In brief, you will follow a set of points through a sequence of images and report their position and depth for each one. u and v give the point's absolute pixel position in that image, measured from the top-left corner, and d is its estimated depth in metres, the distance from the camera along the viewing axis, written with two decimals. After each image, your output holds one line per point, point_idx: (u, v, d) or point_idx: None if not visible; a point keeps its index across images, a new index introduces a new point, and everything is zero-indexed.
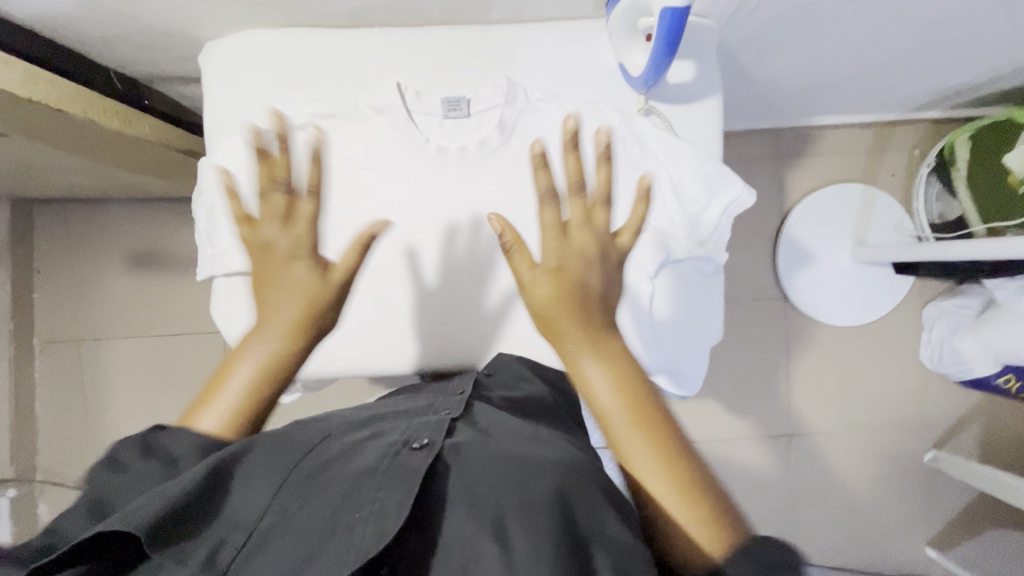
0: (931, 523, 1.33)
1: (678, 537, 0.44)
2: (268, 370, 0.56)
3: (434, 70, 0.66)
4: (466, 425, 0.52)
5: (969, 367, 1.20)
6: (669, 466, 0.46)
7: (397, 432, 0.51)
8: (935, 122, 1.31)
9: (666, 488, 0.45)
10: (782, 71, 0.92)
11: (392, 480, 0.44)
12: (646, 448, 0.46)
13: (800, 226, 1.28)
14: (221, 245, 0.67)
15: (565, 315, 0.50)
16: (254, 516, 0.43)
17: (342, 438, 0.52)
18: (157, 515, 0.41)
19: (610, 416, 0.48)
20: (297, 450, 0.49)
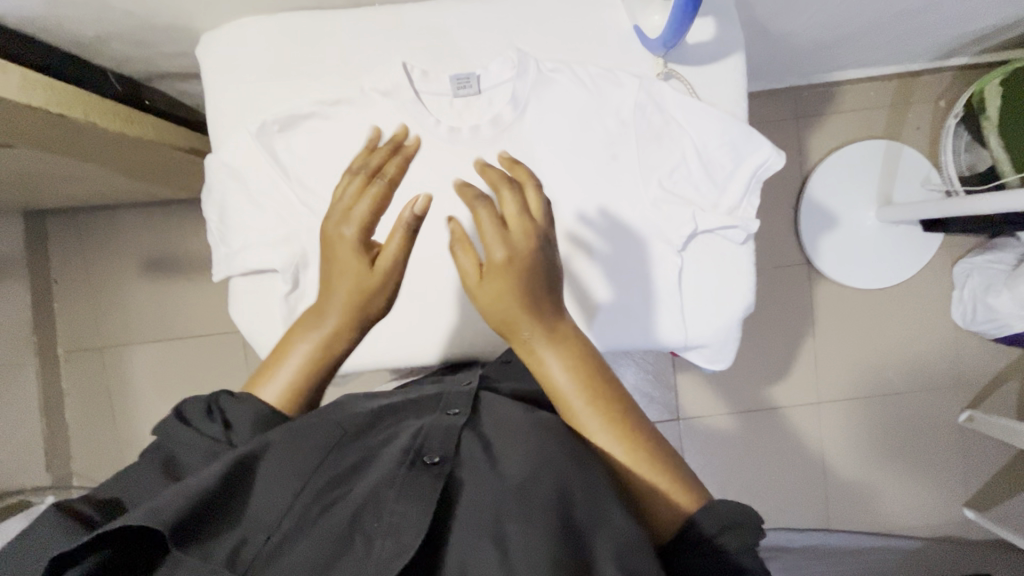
0: (966, 482, 1.31)
1: (658, 507, 0.46)
2: (314, 354, 0.53)
3: (437, 45, 0.61)
4: (476, 428, 0.50)
5: (1005, 325, 1.17)
6: (629, 443, 0.47)
7: (409, 434, 0.50)
8: (961, 69, 1.24)
9: (620, 465, 0.47)
10: (802, 23, 0.86)
11: (403, 491, 0.43)
12: (606, 428, 0.48)
13: (821, 189, 1.24)
14: (235, 244, 0.63)
15: (512, 310, 0.47)
16: (275, 518, 0.43)
17: (355, 442, 0.50)
18: (180, 513, 0.40)
19: (566, 397, 0.49)
20: (310, 457, 0.47)
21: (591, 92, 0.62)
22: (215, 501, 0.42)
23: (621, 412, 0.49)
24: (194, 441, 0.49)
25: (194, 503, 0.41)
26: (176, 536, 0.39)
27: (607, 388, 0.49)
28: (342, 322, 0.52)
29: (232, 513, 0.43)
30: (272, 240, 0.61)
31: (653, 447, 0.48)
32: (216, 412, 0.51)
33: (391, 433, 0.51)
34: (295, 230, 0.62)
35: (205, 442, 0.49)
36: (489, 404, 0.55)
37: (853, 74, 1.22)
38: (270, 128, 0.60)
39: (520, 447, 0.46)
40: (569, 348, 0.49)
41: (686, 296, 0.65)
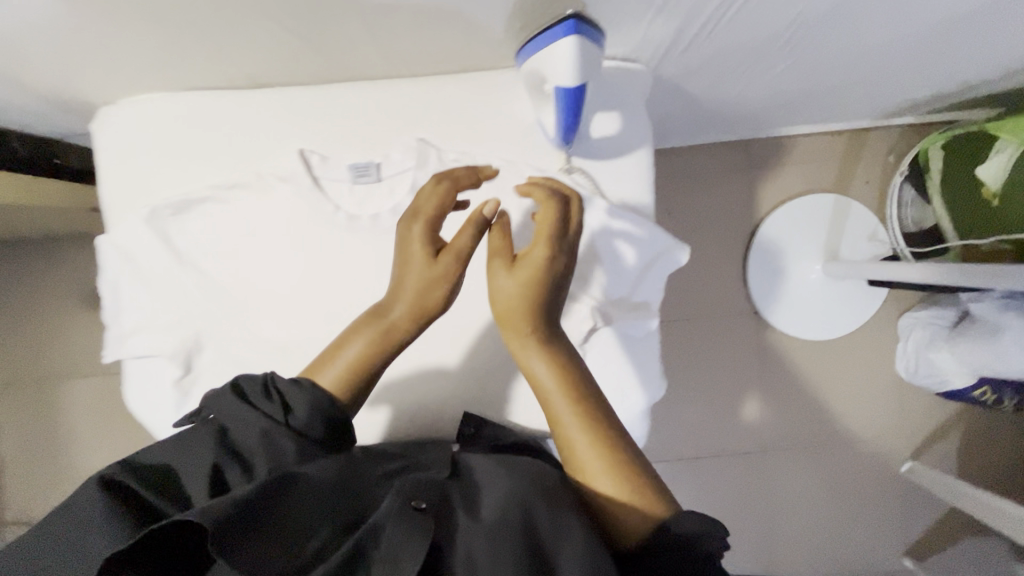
0: (907, 532, 1.31)
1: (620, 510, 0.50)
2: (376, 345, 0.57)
3: (339, 133, 0.60)
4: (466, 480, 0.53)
5: (946, 379, 1.19)
6: (605, 445, 0.53)
7: (405, 482, 0.51)
8: (909, 126, 1.25)
9: (596, 462, 0.52)
10: (735, 94, 0.86)
11: (405, 521, 0.44)
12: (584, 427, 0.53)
13: (769, 241, 1.25)
14: (127, 325, 0.61)
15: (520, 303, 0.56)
16: (297, 539, 0.43)
17: (356, 476, 0.51)
18: (218, 524, 0.40)
19: (551, 393, 0.55)
20: (324, 489, 0.47)
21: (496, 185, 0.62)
22: (245, 513, 0.42)
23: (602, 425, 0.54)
24: (249, 418, 0.51)
25: (227, 518, 0.41)
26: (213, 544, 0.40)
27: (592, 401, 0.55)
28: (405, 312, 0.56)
29: (256, 526, 0.42)
30: (165, 324, 0.60)
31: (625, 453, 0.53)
32: (275, 393, 0.53)
33: (386, 478, 0.53)
34: (189, 315, 0.60)
35: (263, 422, 0.51)
36: (469, 462, 0.56)
37: (802, 128, 1.23)
38: (162, 212, 0.59)
39: (500, 493, 0.50)
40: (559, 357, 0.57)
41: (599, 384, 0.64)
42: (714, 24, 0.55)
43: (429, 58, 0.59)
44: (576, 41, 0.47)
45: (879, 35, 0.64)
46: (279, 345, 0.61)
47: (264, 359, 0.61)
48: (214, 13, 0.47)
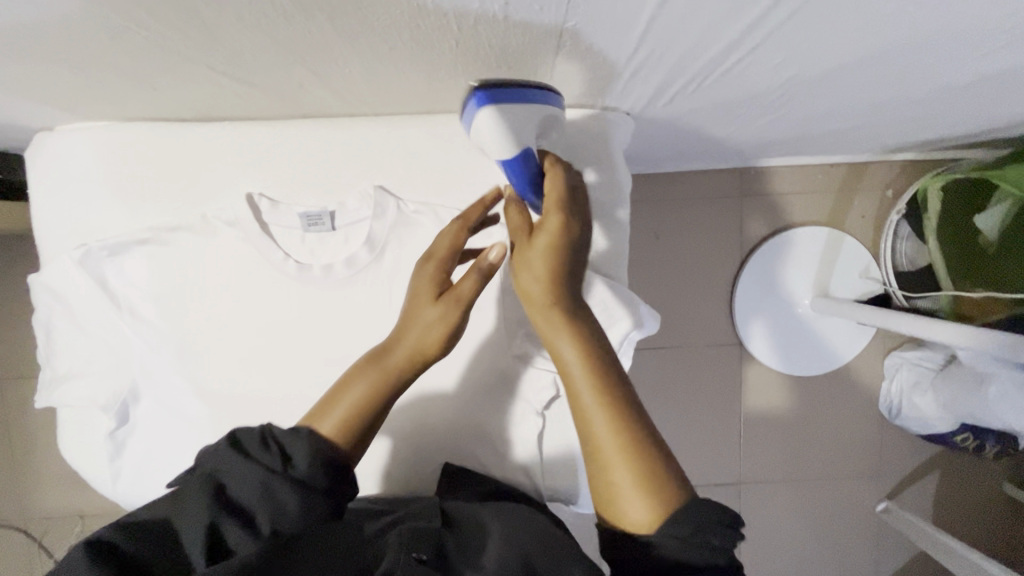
0: (878, 571, 1.31)
1: (630, 503, 0.46)
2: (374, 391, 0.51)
3: (293, 177, 0.56)
4: (458, 534, 0.52)
5: (929, 423, 1.19)
6: (622, 434, 0.47)
7: (401, 530, 0.51)
8: (908, 161, 1.21)
9: (607, 450, 0.47)
10: (726, 134, 0.82)
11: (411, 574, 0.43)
12: (601, 414, 0.48)
13: (758, 273, 1.22)
14: (61, 368, 0.58)
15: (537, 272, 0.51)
16: None
17: (354, 529, 0.51)
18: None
19: (569, 369, 0.50)
20: (329, 542, 0.47)
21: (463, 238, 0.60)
22: None
23: (626, 419, 0.48)
24: (246, 472, 0.46)
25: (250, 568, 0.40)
26: None
27: (619, 394, 0.49)
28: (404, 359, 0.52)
29: None
30: (99, 372, 0.57)
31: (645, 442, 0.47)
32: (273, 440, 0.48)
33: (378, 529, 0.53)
34: (124, 363, 0.57)
35: (262, 472, 0.46)
36: (456, 515, 0.56)
37: (801, 158, 1.18)
38: (98, 254, 0.55)
39: (496, 550, 0.49)
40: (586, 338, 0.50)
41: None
42: (701, 80, 0.53)
43: (392, 100, 0.54)
44: (494, 111, 0.47)
45: (877, 90, 0.60)
46: (218, 400, 0.57)
47: (206, 413, 0.57)
48: (145, 56, 0.42)
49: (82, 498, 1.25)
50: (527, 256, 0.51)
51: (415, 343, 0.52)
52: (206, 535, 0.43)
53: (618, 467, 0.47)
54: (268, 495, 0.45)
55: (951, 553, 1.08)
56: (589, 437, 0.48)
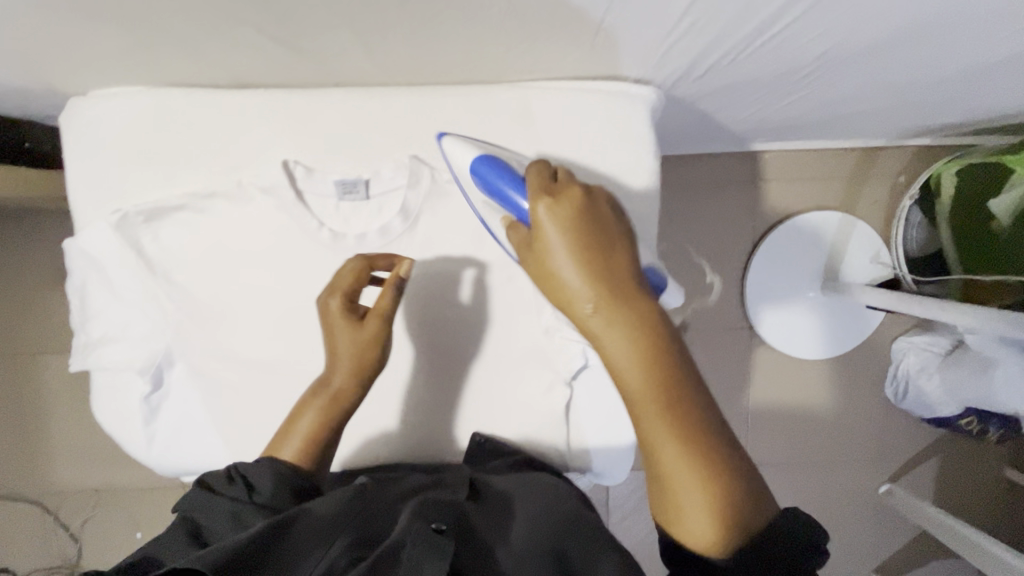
0: (879, 552, 1.33)
1: (689, 520, 0.47)
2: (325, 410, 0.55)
3: (328, 144, 0.56)
4: (479, 511, 0.52)
5: (932, 407, 1.20)
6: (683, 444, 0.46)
7: (416, 504, 0.50)
8: (922, 147, 1.22)
9: (668, 469, 0.47)
10: (749, 113, 0.82)
11: (421, 538, 0.44)
12: (666, 434, 0.47)
13: (770, 257, 1.22)
14: (95, 334, 0.58)
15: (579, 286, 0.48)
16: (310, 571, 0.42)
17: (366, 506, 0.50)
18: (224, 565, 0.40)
19: (626, 384, 0.48)
20: (331, 523, 0.47)
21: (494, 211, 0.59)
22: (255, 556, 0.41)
23: (686, 428, 0.47)
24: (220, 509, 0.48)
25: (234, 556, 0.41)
26: None
27: (678, 399, 0.47)
28: (348, 376, 0.56)
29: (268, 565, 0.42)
30: (135, 338, 0.57)
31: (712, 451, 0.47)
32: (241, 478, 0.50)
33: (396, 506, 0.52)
34: (156, 331, 0.57)
35: (230, 505, 0.48)
36: (484, 492, 0.56)
37: (816, 142, 1.18)
38: (133, 219, 0.55)
39: (514, 534, 0.49)
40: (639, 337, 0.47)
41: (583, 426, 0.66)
42: (737, 53, 0.53)
43: (427, 68, 0.54)
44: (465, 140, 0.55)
45: (907, 69, 0.61)
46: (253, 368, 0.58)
47: (240, 380, 0.58)
48: (192, 17, 0.42)
49: (94, 471, 1.26)
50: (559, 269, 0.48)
51: (352, 362, 0.55)
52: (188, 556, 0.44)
53: (688, 486, 0.46)
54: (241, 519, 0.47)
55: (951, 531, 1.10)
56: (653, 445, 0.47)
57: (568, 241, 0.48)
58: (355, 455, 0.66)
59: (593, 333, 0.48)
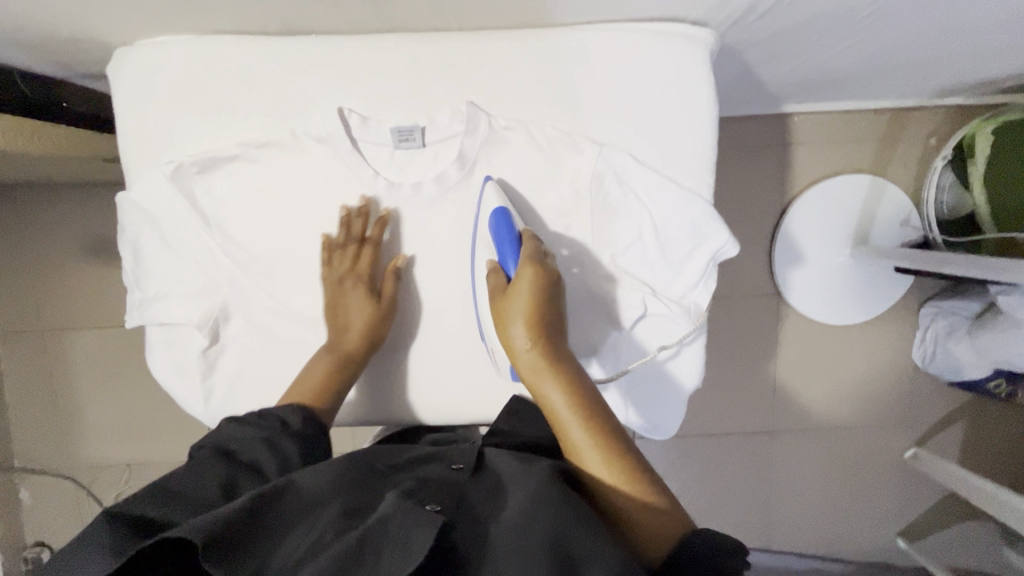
0: (903, 514, 1.35)
1: (639, 526, 0.50)
2: (332, 376, 0.62)
3: (383, 93, 0.57)
4: (482, 480, 0.51)
5: (960, 369, 1.19)
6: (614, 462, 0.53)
7: (413, 480, 0.49)
8: (955, 108, 1.20)
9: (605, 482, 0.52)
10: (792, 66, 0.81)
11: (413, 511, 0.43)
12: (595, 454, 0.53)
13: (800, 222, 1.20)
14: (150, 289, 0.62)
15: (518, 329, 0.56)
16: (292, 548, 0.42)
17: (365, 484, 0.49)
18: (210, 528, 0.40)
19: (562, 421, 0.55)
20: (318, 500, 0.46)
21: (546, 158, 0.60)
22: (240, 520, 0.42)
23: (615, 447, 0.53)
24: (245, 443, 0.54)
25: (223, 519, 0.41)
26: (205, 546, 0.39)
27: (606, 427, 0.54)
28: (360, 343, 0.63)
29: (251, 532, 0.42)
30: (189, 292, 0.62)
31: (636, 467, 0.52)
32: (264, 420, 0.57)
33: (397, 479, 0.51)
34: (215, 280, 0.61)
35: (263, 433, 0.55)
36: (492, 461, 0.54)
37: (846, 103, 1.17)
38: (187, 170, 0.57)
39: (512, 501, 0.48)
40: (573, 386, 0.55)
41: (636, 385, 0.68)
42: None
43: (481, 11, 0.53)
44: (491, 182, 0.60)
45: (967, 12, 0.59)
46: (310, 314, 0.64)
47: (292, 329, 0.64)
48: None
49: (129, 446, 1.27)
50: (511, 318, 0.57)
51: (364, 333, 0.62)
52: (227, 474, 0.51)
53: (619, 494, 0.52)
54: (273, 447, 0.54)
55: (975, 488, 1.11)
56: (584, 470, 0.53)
57: (519, 296, 0.57)
58: (407, 409, 0.67)
59: (530, 376, 0.56)
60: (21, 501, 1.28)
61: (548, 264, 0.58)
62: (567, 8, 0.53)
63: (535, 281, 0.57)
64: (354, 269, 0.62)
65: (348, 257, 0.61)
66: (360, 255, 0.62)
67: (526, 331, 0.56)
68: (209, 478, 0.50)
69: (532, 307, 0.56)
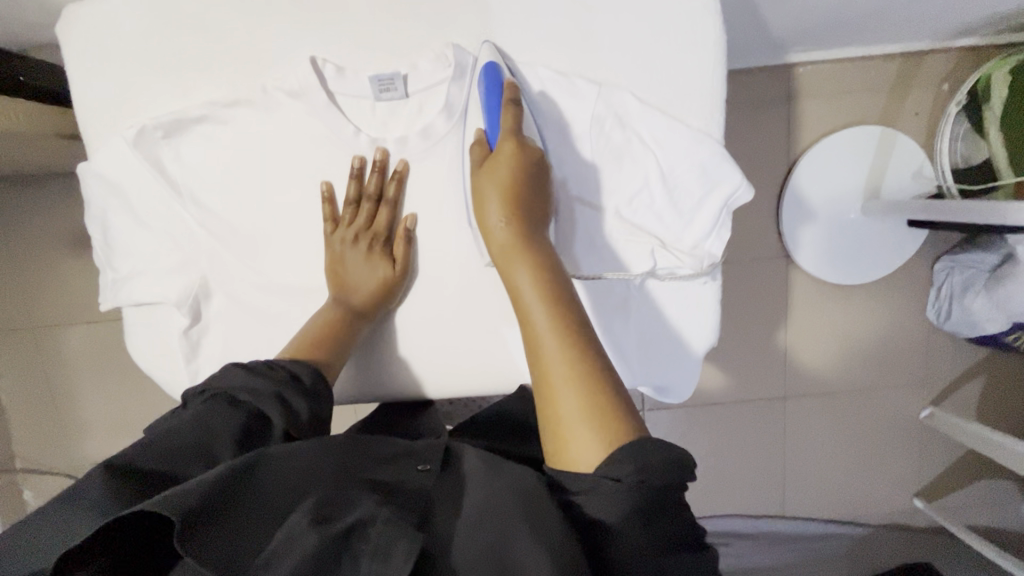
0: (921, 476, 1.32)
1: (573, 434, 0.43)
2: (338, 331, 0.59)
3: (359, 40, 0.54)
4: (454, 485, 0.46)
5: (978, 325, 1.14)
6: (572, 360, 0.46)
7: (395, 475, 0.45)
8: (968, 50, 1.14)
9: (555, 379, 0.45)
10: (800, 4, 0.76)
11: (396, 522, 0.38)
12: (553, 344, 0.47)
13: (808, 178, 1.16)
14: (123, 268, 0.59)
15: (487, 202, 0.54)
16: (265, 536, 0.38)
17: (350, 466, 0.46)
18: (190, 503, 0.37)
19: (527, 311, 0.50)
20: (298, 485, 0.42)
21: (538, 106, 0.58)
22: (219, 497, 0.38)
23: (576, 344, 0.47)
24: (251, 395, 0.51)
25: (202, 495, 0.38)
26: (183, 523, 0.36)
27: (572, 322, 0.48)
28: (370, 300, 0.60)
29: (228, 509, 0.38)
30: (166, 268, 0.59)
31: (600, 376, 0.45)
32: (272, 371, 0.54)
33: (383, 461, 0.47)
34: (192, 256, 0.59)
35: (274, 386, 0.52)
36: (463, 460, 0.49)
37: (852, 51, 1.11)
38: (152, 134, 0.55)
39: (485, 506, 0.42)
40: (543, 271, 0.51)
41: (648, 349, 0.64)
42: None
43: None
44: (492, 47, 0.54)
45: None
46: (303, 288, 0.61)
47: (278, 301, 0.61)
48: None
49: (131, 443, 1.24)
50: (483, 192, 0.54)
51: (376, 294, 0.60)
52: (237, 428, 0.48)
53: (569, 398, 0.44)
54: (284, 404, 0.51)
55: (991, 443, 1.08)
56: (538, 353, 0.47)
57: (495, 170, 0.54)
58: (406, 384, 0.64)
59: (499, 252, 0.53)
60: (25, 502, 1.26)
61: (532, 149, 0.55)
62: None
63: (511, 163, 0.54)
64: (361, 226, 0.60)
65: (362, 214, 0.59)
66: (367, 214, 0.59)
67: (498, 202, 0.53)
68: (220, 431, 0.48)
69: (511, 179, 0.54)
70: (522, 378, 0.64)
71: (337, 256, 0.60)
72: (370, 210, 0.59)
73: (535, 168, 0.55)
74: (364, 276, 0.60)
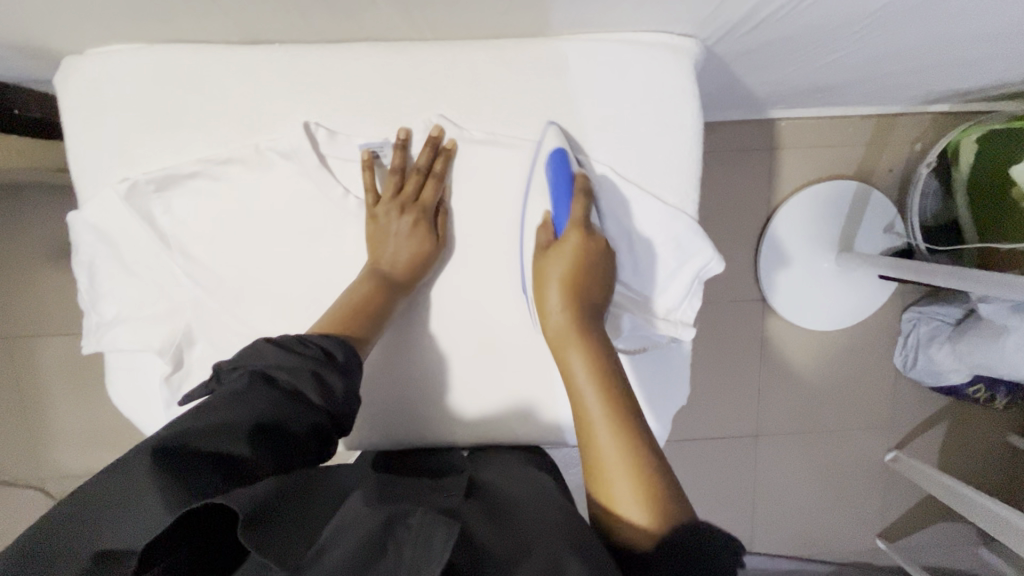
0: (885, 516, 1.36)
1: (622, 520, 0.48)
2: (370, 312, 0.59)
3: (352, 108, 0.57)
4: (480, 503, 0.48)
5: (941, 374, 1.19)
6: (627, 438, 0.51)
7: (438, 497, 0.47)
8: (938, 113, 1.20)
9: (609, 463, 0.50)
10: (777, 74, 0.80)
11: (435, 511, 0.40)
12: (610, 433, 0.51)
13: (785, 226, 1.20)
14: (107, 313, 0.62)
15: (547, 289, 0.58)
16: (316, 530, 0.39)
17: (394, 490, 0.47)
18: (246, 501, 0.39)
19: (583, 398, 0.54)
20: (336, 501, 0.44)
21: (523, 180, 0.61)
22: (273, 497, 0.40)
23: (635, 432, 0.51)
24: (290, 368, 0.53)
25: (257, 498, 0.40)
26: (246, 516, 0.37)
27: (624, 409, 0.53)
28: (406, 273, 0.60)
29: (280, 509, 0.40)
30: (148, 315, 0.61)
31: (651, 463, 0.49)
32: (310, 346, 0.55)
33: (424, 490, 0.49)
34: (178, 304, 0.61)
35: (309, 364, 0.53)
36: (489, 491, 0.52)
37: (832, 109, 1.16)
38: (144, 187, 0.57)
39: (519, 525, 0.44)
40: (597, 358, 0.55)
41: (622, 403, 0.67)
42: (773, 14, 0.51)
43: (445, 24, 0.53)
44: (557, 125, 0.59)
45: (944, 31, 0.60)
46: None
47: None
48: None
49: (101, 455, 1.23)
50: (547, 276, 0.58)
51: (412, 265, 0.61)
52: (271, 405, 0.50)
53: (620, 482, 0.49)
54: (322, 383, 0.53)
55: (948, 491, 1.12)
56: (595, 447, 0.51)
57: (558, 263, 0.58)
58: (382, 430, 0.65)
59: (558, 340, 0.57)
60: None
61: (597, 237, 0.59)
62: (538, 16, 0.53)
63: (575, 244, 0.58)
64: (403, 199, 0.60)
65: (411, 184, 0.60)
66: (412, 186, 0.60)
67: (553, 285, 0.58)
68: (259, 412, 0.49)
69: (571, 269, 0.58)
70: (494, 429, 0.66)
71: (376, 227, 0.61)
72: (415, 180, 0.60)
73: (599, 249, 0.59)
74: (399, 248, 0.60)
